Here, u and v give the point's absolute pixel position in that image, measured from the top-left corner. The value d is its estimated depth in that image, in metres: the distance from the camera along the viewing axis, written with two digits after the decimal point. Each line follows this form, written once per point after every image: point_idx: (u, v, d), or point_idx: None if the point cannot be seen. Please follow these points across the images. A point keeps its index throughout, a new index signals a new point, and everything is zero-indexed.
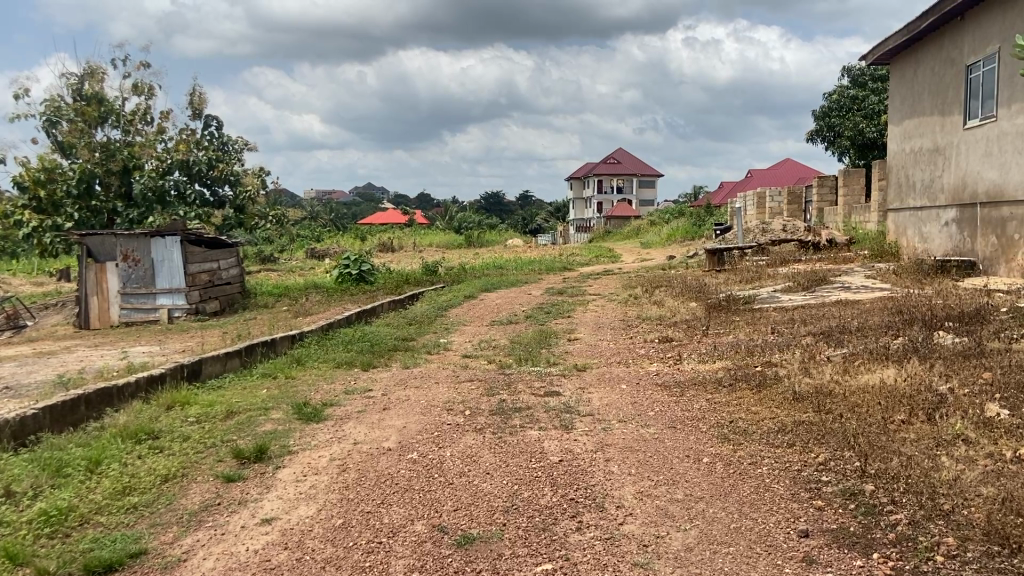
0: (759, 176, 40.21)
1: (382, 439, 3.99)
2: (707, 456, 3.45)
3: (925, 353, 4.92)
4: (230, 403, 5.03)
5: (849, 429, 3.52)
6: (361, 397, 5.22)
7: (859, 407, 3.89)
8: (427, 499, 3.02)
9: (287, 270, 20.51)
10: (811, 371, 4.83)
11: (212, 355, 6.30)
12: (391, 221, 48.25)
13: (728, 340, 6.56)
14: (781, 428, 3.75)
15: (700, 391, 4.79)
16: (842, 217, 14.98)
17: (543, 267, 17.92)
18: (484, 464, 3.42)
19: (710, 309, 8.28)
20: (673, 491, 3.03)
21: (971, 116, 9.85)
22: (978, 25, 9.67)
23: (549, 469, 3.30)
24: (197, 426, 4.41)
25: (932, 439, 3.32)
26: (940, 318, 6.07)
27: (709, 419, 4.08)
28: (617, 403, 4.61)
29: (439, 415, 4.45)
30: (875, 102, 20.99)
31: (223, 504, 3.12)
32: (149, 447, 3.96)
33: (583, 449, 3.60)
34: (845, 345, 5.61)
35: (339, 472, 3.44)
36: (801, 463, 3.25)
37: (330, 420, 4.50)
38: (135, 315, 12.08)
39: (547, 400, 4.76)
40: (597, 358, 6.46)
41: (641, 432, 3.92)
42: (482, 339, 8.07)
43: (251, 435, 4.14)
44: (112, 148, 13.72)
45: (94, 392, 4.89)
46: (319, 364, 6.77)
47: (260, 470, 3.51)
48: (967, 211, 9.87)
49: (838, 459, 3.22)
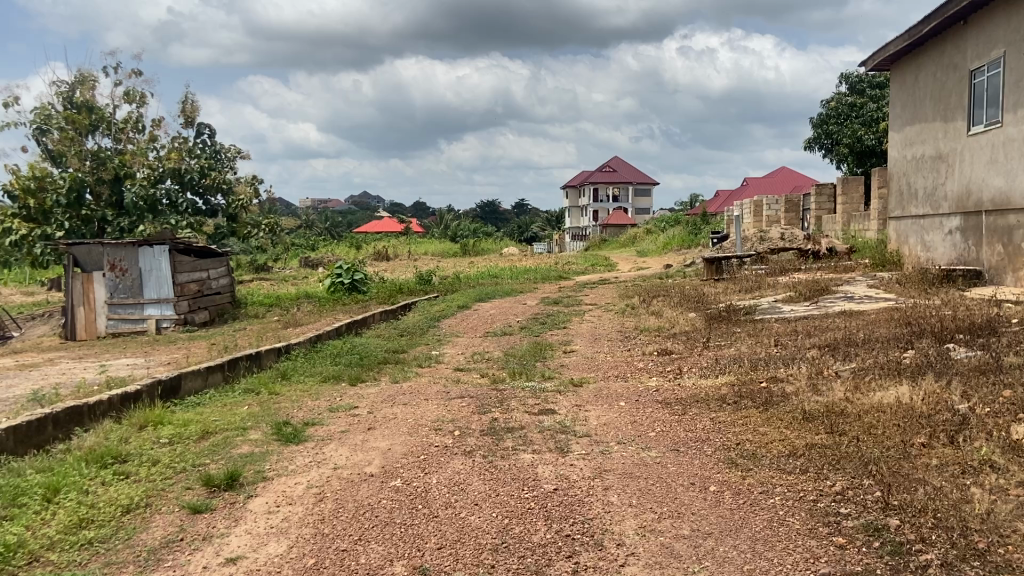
0: (755, 185, 39.93)
1: (365, 463, 3.72)
2: (713, 484, 3.19)
3: (938, 368, 4.70)
4: (206, 423, 4.74)
5: (866, 454, 3.29)
6: (346, 415, 4.94)
7: (875, 428, 3.65)
8: (409, 535, 2.75)
9: (279, 279, 20.22)
10: (820, 388, 4.58)
11: (192, 370, 6.02)
12: (386, 230, 48.08)
13: (730, 353, 6.33)
14: (791, 451, 3.50)
15: (703, 409, 4.54)
16: (841, 225, 14.79)
17: (539, 276, 17.70)
18: (473, 493, 3.15)
19: (710, 320, 8.04)
20: (679, 526, 2.77)
21: (975, 123, 9.67)
22: (982, 30, 9.51)
23: (543, 500, 3.04)
24: (169, 448, 4.14)
25: (958, 466, 3.11)
26: (951, 330, 5.86)
27: (715, 441, 3.83)
28: (616, 423, 4.35)
29: (426, 436, 4.19)
30: (873, 110, 20.87)
31: (186, 540, 2.85)
32: (113, 472, 3.68)
33: (580, 476, 3.34)
34: (852, 358, 5.38)
35: (316, 502, 3.17)
36: (817, 493, 2.99)
37: (310, 441, 4.23)
38: (122, 326, 11.76)
39: (541, 419, 4.49)
40: (594, 372, 6.21)
41: (643, 456, 3.67)
42: (475, 351, 7.81)
43: (225, 458, 3.88)
44: (103, 156, 13.38)
45: (63, 412, 4.61)
46: (305, 379, 6.50)
47: (230, 500, 3.23)
48: (971, 219, 9.68)
49: (858, 489, 2.98)
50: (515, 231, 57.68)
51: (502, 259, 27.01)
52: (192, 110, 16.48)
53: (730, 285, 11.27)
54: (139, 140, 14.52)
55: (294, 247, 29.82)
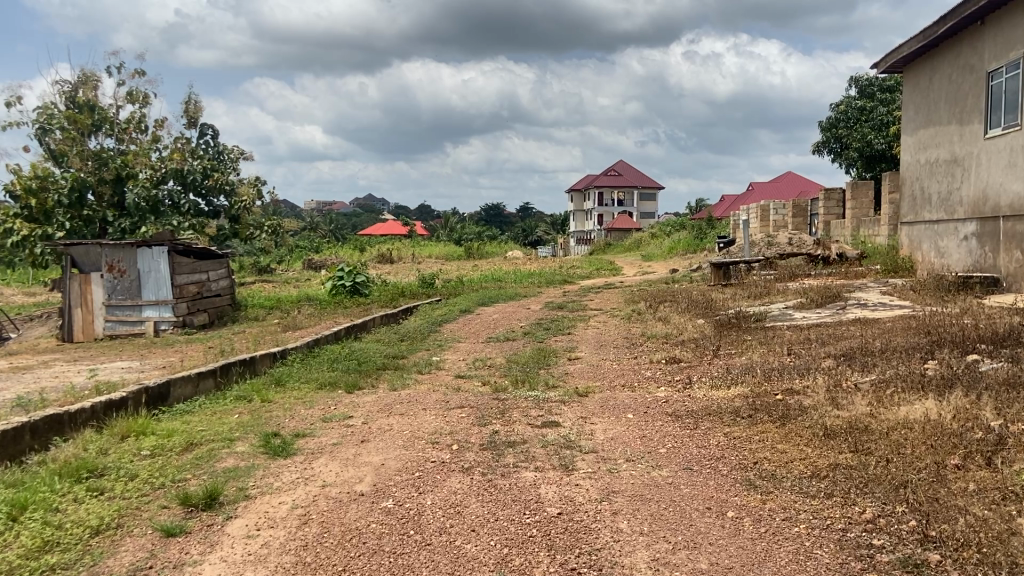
0: (761, 190, 39.64)
1: (356, 480, 3.48)
2: (731, 509, 2.94)
3: (966, 381, 4.44)
4: (192, 433, 4.50)
5: (896, 476, 3.05)
6: (339, 426, 4.70)
7: (903, 447, 3.39)
8: (398, 566, 2.51)
9: (283, 281, 19.96)
10: (840, 401, 4.32)
11: (182, 376, 5.78)
12: (390, 233, 47.90)
13: (741, 362, 6.06)
14: (815, 472, 3.25)
15: (716, 423, 4.28)
16: (851, 230, 14.51)
17: (544, 280, 17.44)
18: (469, 517, 2.90)
19: (720, 326, 7.78)
20: (696, 558, 2.51)
21: (992, 126, 9.40)
22: (1000, 30, 9.25)
23: (546, 526, 2.79)
24: (149, 461, 3.90)
25: (998, 491, 2.85)
26: (973, 340, 5.60)
27: (730, 459, 3.58)
28: (623, 438, 4.10)
29: (422, 451, 3.94)
30: (883, 114, 20.63)
31: (156, 568, 2.61)
32: (87, 488, 3.44)
33: (586, 498, 3.08)
34: (871, 369, 5.13)
35: (300, 525, 2.93)
36: (845, 522, 2.74)
37: (300, 455, 3.99)
38: (120, 328, 11.56)
39: (545, 433, 4.23)
40: (600, 381, 5.95)
41: (652, 475, 3.42)
42: (476, 358, 7.55)
43: (207, 473, 3.64)
44: (105, 156, 13.16)
45: (42, 420, 4.37)
46: (300, 386, 6.25)
47: (207, 522, 2.99)
48: (988, 225, 9.41)
49: (891, 517, 2.73)
50: (519, 234, 57.42)
51: (506, 263, 26.80)
52: (193, 110, 16.30)
53: (739, 291, 10.98)
54: (142, 140, 14.36)
55: (297, 249, 29.64)
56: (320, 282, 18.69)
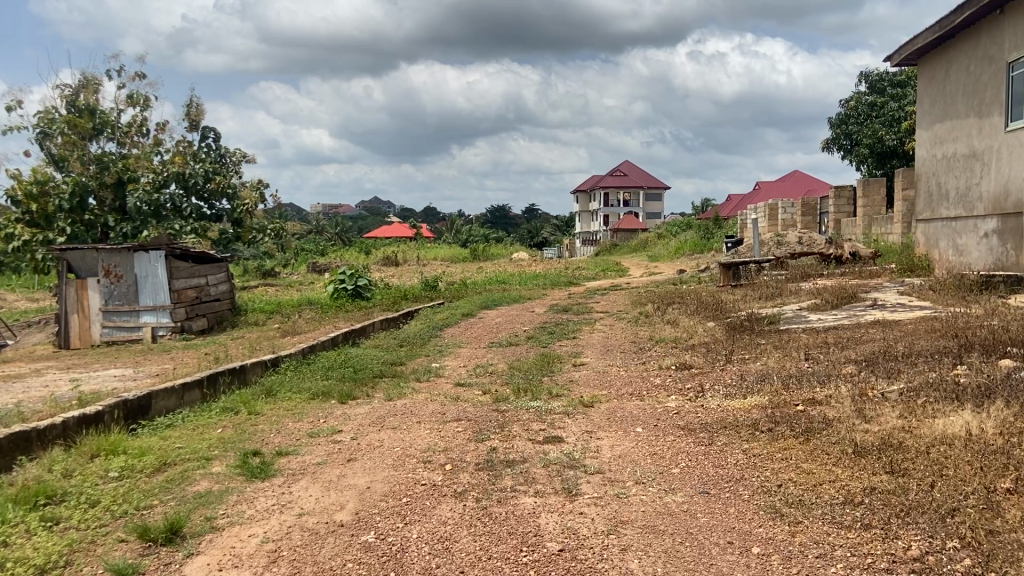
0: (770, 188, 39.00)
1: (336, 508, 3.14)
2: (756, 544, 2.59)
3: (1005, 390, 4.06)
4: (166, 452, 4.18)
5: (942, 503, 2.69)
6: (326, 442, 4.37)
7: (946, 469, 3.02)
8: None
9: (285, 285, 19.68)
10: (867, 413, 3.95)
11: (165, 388, 5.46)
12: (395, 234, 47.77)
13: (757, 369, 5.69)
14: (848, 498, 2.89)
15: (734, 438, 3.93)
16: (863, 229, 14.09)
17: (549, 282, 17.08)
18: (459, 555, 2.57)
19: (732, 330, 7.42)
20: None
21: (1014, 118, 9.01)
22: (1020, 18, 8.86)
23: (546, 566, 2.46)
24: (117, 484, 3.59)
25: None
26: (1005, 343, 5.22)
27: (752, 482, 3.23)
28: (633, 456, 3.76)
29: (413, 471, 3.61)
30: (895, 109, 20.22)
31: None
32: (42, 517, 3.12)
33: (591, 531, 2.74)
34: (898, 376, 4.75)
35: (268, 564, 2.61)
36: (888, 560, 2.39)
37: (280, 477, 3.67)
38: (118, 334, 11.28)
39: (546, 450, 3.90)
40: (607, 389, 5.59)
41: (665, 501, 3.07)
42: (477, 364, 7.20)
43: (177, 499, 3.32)
44: (106, 160, 12.92)
45: (7, 438, 4.07)
46: (292, 396, 5.92)
47: (164, 560, 2.66)
48: (1011, 221, 9.01)
49: (941, 554, 2.38)
50: (524, 236, 57.25)
51: (511, 265, 26.27)
52: (197, 113, 16.08)
53: (749, 292, 10.60)
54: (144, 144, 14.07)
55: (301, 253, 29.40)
56: (321, 286, 18.35)
